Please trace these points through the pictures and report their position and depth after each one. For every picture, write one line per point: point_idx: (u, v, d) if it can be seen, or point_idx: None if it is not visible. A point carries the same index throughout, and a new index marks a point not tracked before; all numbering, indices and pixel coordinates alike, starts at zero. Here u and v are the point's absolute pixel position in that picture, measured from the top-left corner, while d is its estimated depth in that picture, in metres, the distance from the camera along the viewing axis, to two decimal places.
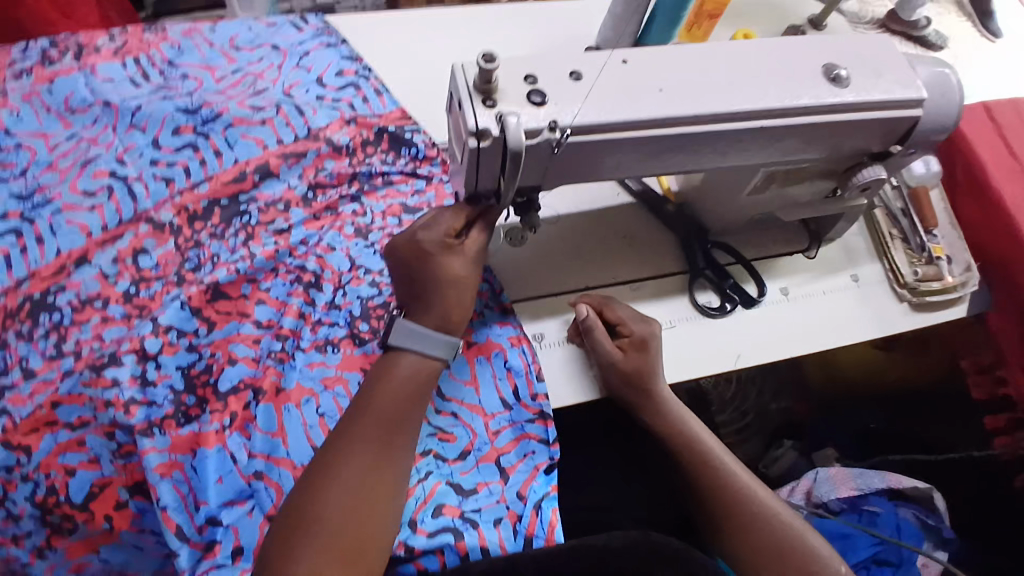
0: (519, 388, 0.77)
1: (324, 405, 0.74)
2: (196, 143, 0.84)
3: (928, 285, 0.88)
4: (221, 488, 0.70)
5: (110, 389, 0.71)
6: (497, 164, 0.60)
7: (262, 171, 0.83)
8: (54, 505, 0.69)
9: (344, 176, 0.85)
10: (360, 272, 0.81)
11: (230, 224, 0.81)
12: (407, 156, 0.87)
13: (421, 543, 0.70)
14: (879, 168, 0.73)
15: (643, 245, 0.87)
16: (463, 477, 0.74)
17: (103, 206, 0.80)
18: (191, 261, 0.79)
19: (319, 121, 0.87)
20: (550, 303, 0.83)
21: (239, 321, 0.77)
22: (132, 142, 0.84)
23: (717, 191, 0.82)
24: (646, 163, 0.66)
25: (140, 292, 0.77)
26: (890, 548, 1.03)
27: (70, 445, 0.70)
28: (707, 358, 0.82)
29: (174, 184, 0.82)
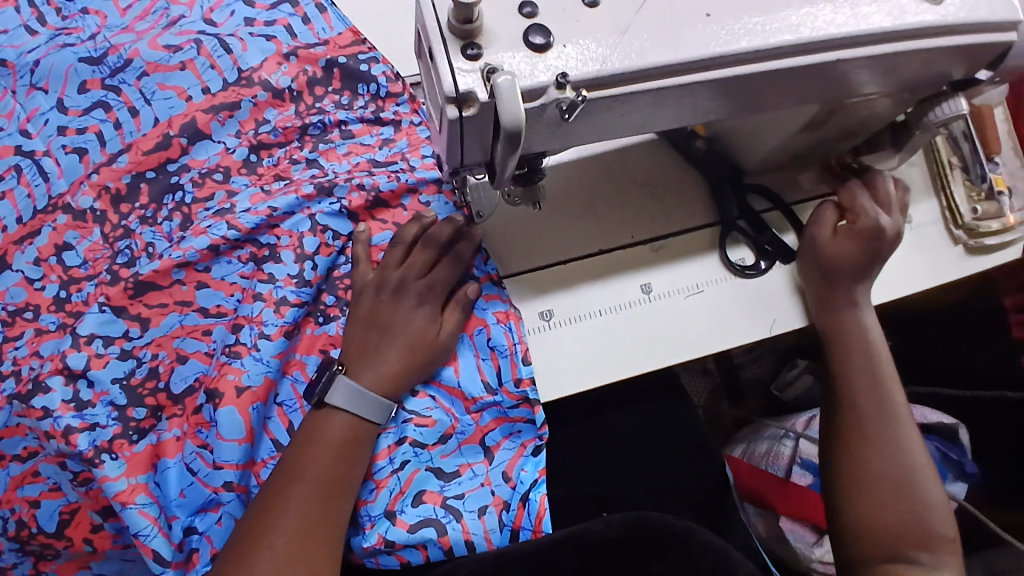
0: (503, 370, 0.67)
1: (284, 394, 0.64)
2: (107, 101, 0.67)
3: (988, 226, 0.77)
4: (187, 501, 0.61)
5: (45, 420, 0.59)
6: (489, 137, 0.46)
7: (190, 131, 0.67)
8: (29, 537, 0.63)
9: (292, 132, 0.69)
10: (327, 237, 0.67)
11: (162, 203, 0.66)
12: (366, 95, 0.70)
13: (401, 537, 0.63)
14: (961, 101, 0.59)
15: (668, 191, 0.74)
16: (444, 461, 0.66)
17: (14, 191, 0.65)
18: (124, 254, 0.65)
19: (252, 59, 0.68)
20: (558, 274, 0.70)
21: (180, 312, 0.64)
22: (36, 108, 0.66)
23: (758, 133, 0.68)
24: (680, 116, 0.52)
25: (72, 296, 0.64)
26: None
27: (26, 478, 0.62)
28: (741, 324, 0.72)
29: (88, 157, 0.66)
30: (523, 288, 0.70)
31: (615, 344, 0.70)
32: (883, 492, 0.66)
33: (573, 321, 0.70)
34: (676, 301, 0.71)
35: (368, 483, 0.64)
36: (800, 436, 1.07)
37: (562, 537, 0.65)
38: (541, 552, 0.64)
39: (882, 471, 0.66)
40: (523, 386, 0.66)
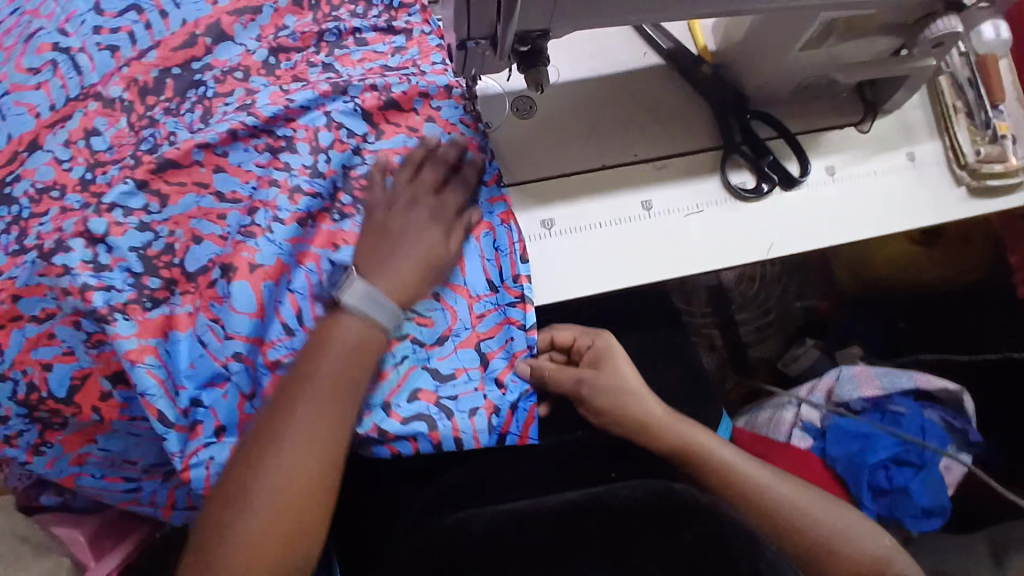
0: (504, 269, 0.70)
1: (297, 280, 0.67)
2: (141, 5, 0.72)
3: (990, 168, 0.76)
4: (196, 373, 0.64)
5: (64, 276, 0.63)
6: (492, 6, 0.50)
7: (214, 33, 0.71)
8: (38, 402, 0.65)
9: (310, 37, 0.73)
10: (342, 134, 0.71)
11: (185, 97, 0.70)
12: (380, 6, 0.76)
13: (394, 428, 0.65)
14: (956, 19, 0.61)
15: (673, 115, 0.76)
16: (440, 362, 0.68)
17: (49, 83, 0.70)
18: (147, 141, 0.68)
19: None
20: (564, 185, 0.73)
21: (198, 193, 0.67)
22: (74, 10, 0.71)
23: (758, 49, 0.70)
24: (679, 3, 0.55)
25: (96, 178, 0.67)
26: (914, 449, 0.99)
27: (41, 339, 0.64)
28: (736, 246, 0.73)
29: (119, 53, 0.70)
30: (527, 196, 0.73)
31: (616, 249, 0.72)
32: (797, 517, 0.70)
33: (573, 231, 0.72)
34: (674, 220, 0.73)
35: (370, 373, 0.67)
36: (800, 400, 1.10)
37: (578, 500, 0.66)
38: (560, 519, 0.65)
39: (783, 514, 0.70)
40: (522, 282, 0.69)
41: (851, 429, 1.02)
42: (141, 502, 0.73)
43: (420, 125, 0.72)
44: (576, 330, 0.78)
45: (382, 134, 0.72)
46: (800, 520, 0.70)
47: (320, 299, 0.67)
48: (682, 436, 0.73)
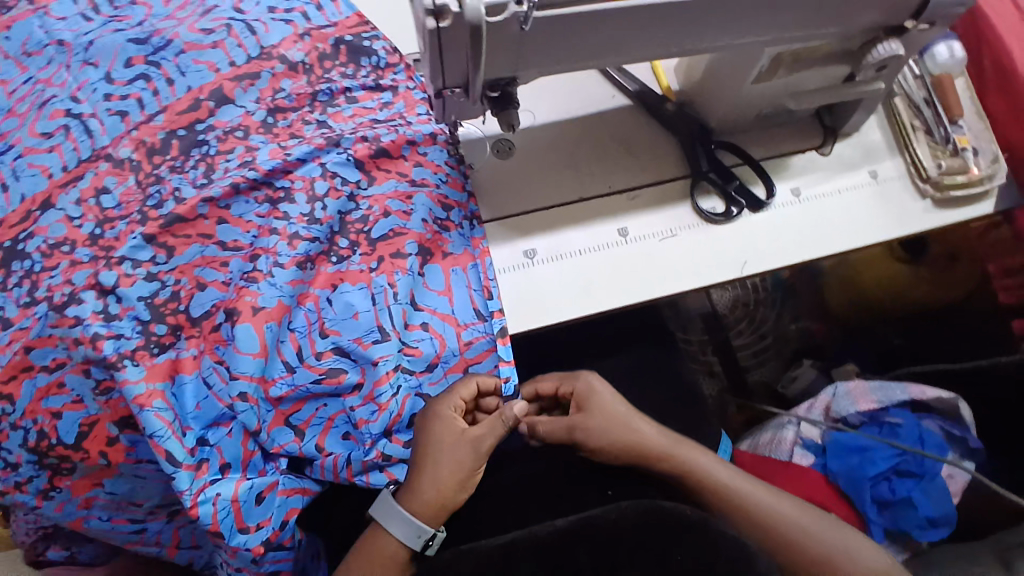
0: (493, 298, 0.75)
1: (298, 321, 0.71)
2: (148, 73, 0.78)
3: (953, 179, 0.81)
4: (202, 414, 0.68)
5: (76, 326, 0.66)
6: (464, 58, 0.56)
7: (217, 97, 0.78)
8: (48, 449, 0.68)
9: (304, 98, 0.80)
10: (336, 182, 0.76)
11: (189, 155, 0.76)
12: (368, 67, 0.83)
13: (397, 452, 0.71)
14: (896, 43, 0.66)
15: (642, 149, 0.82)
16: (432, 387, 0.73)
17: (61, 146, 0.76)
18: (154, 197, 0.74)
19: (272, 38, 0.81)
20: (545, 217, 0.79)
21: (202, 244, 0.72)
22: (85, 79, 0.78)
23: (717, 82, 0.75)
24: (630, 46, 0.60)
25: (106, 233, 0.72)
26: (914, 459, 1.00)
27: (51, 389, 0.67)
28: (710, 266, 0.77)
29: (129, 118, 0.77)
30: (510, 230, 0.78)
31: (596, 276, 0.77)
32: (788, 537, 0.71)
33: (555, 260, 0.77)
34: (651, 245, 0.78)
35: (370, 405, 0.70)
36: (800, 420, 1.11)
37: (570, 527, 0.62)
38: (552, 544, 0.61)
39: (783, 533, 0.70)
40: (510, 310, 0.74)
41: (847, 442, 1.03)
42: (147, 542, 0.77)
43: (409, 170, 0.78)
44: (556, 378, 0.79)
45: (374, 180, 0.77)
46: (801, 539, 0.70)
47: (321, 336, 0.70)
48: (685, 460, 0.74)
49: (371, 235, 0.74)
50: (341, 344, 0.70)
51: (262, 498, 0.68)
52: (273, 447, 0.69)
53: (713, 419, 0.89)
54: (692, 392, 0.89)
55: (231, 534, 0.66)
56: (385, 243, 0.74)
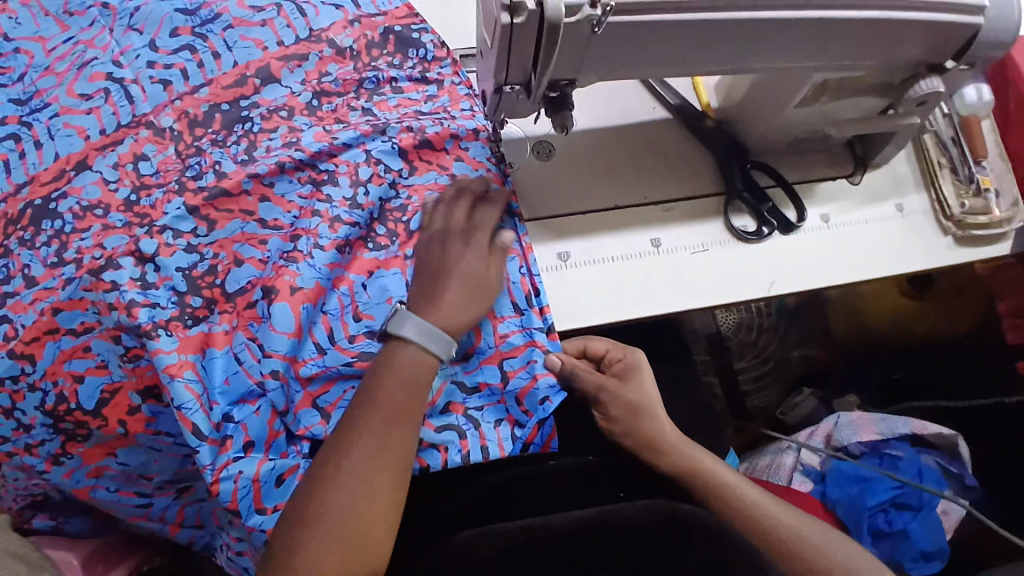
0: (531, 293, 0.74)
1: (331, 303, 0.71)
2: (194, 45, 0.78)
3: (975, 218, 0.83)
4: (229, 389, 0.67)
5: (111, 292, 0.66)
6: (531, 55, 0.56)
7: (263, 75, 0.78)
8: (65, 413, 0.67)
9: (351, 84, 0.80)
10: (379, 169, 0.76)
11: (231, 130, 0.76)
12: (415, 59, 0.83)
13: (428, 436, 0.70)
14: (937, 81, 0.68)
15: (680, 163, 0.83)
16: (467, 376, 0.72)
17: (100, 109, 0.75)
18: (193, 169, 0.74)
19: (322, 22, 0.81)
20: (580, 221, 0.80)
21: (243, 220, 0.72)
22: (129, 45, 0.78)
23: (761, 104, 0.77)
24: (687, 58, 0.61)
25: (141, 200, 0.72)
26: (914, 492, 1.01)
27: (75, 352, 0.66)
28: (739, 284, 0.78)
29: (171, 87, 0.77)
30: (546, 231, 0.79)
31: (628, 284, 0.77)
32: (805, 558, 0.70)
33: (587, 265, 0.78)
34: (683, 258, 0.79)
35: None
36: (800, 446, 1.12)
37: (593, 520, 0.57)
38: (569, 535, 0.57)
39: (792, 547, 0.69)
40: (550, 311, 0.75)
41: (849, 471, 1.04)
42: (151, 517, 0.77)
43: (450, 164, 0.78)
44: (610, 342, 0.78)
45: (415, 170, 0.77)
46: (814, 556, 0.68)
47: (354, 320, 0.71)
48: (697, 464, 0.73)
49: (410, 226, 0.75)
50: (375, 329, 0.70)
51: (282, 480, 0.66)
52: (298, 428, 0.68)
53: (724, 437, 0.90)
54: (707, 409, 0.90)
55: (249, 514, 0.65)
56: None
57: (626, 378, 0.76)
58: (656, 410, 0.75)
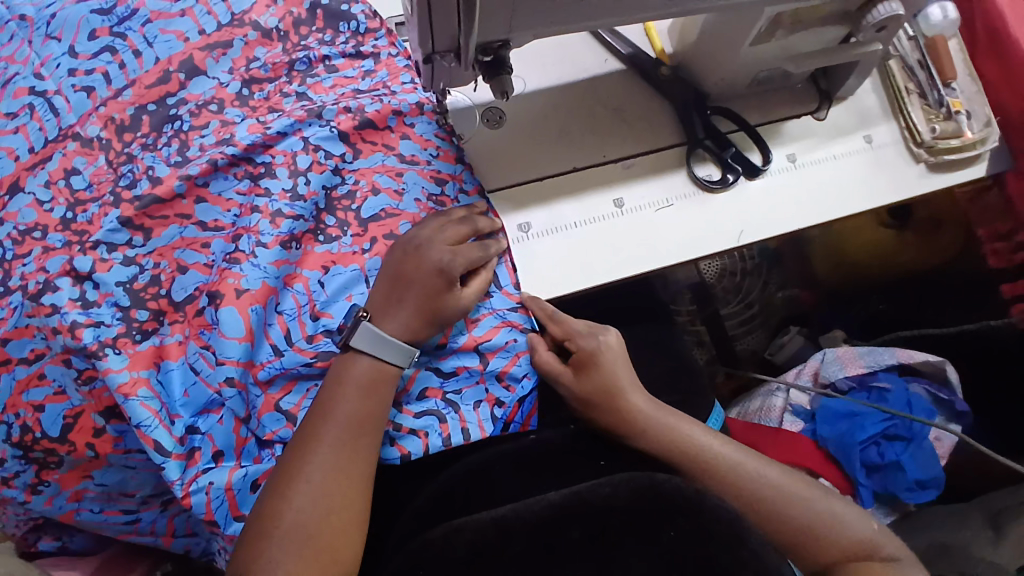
0: (500, 277, 0.74)
1: (285, 303, 0.68)
2: (114, 46, 0.74)
3: (947, 143, 0.80)
4: (190, 401, 0.65)
5: (53, 315, 0.64)
6: (455, 20, 0.53)
7: (187, 68, 0.74)
8: (33, 442, 0.65)
9: (281, 67, 0.76)
10: (320, 156, 0.73)
11: (162, 132, 0.73)
12: (347, 32, 0.79)
13: (408, 422, 0.70)
14: (896, 3, 0.64)
15: (635, 116, 0.79)
16: (442, 361, 0.71)
17: (27, 126, 0.71)
18: (126, 177, 0.70)
19: (243, 4, 0.76)
20: (539, 189, 0.77)
21: (180, 224, 0.69)
22: (48, 54, 0.73)
23: (716, 45, 0.73)
24: (623, 9, 0.58)
25: (78, 216, 0.69)
26: (902, 424, 1.02)
27: (31, 381, 0.65)
28: (705, 238, 0.76)
29: (95, 93, 0.73)
30: (506, 204, 0.76)
31: (594, 250, 0.75)
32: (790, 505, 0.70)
33: (550, 234, 0.75)
34: (647, 216, 0.76)
35: None
36: (788, 387, 1.12)
37: (565, 501, 0.56)
38: (545, 520, 0.55)
39: (773, 501, 0.70)
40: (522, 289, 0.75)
41: (838, 408, 1.04)
42: (140, 532, 0.74)
43: (396, 143, 0.75)
44: (581, 327, 0.75)
45: (360, 153, 0.74)
46: (790, 505, 0.70)
47: (311, 319, 0.69)
48: (674, 431, 0.73)
49: (360, 214, 0.72)
50: (333, 327, 0.69)
51: (257, 485, 0.66)
52: (266, 433, 0.67)
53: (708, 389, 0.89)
54: (689, 363, 0.89)
55: (227, 523, 0.65)
56: (376, 223, 0.72)
57: (591, 365, 0.74)
58: (626, 383, 0.74)
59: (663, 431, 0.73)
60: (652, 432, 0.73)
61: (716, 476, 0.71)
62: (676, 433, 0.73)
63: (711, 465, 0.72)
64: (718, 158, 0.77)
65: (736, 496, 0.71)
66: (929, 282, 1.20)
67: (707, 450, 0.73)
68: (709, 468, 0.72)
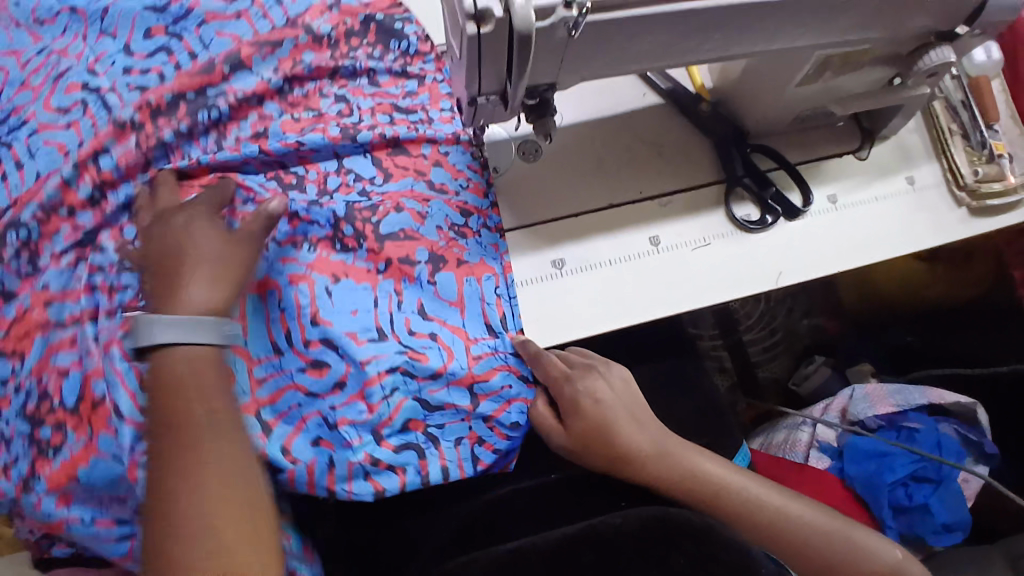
0: (507, 316, 0.71)
1: (286, 300, 0.65)
2: (170, 46, 0.73)
3: (989, 187, 0.78)
4: None
5: (96, 275, 0.66)
6: (503, 65, 0.52)
7: (233, 60, 0.72)
8: (47, 413, 0.62)
9: (324, 70, 0.75)
10: (349, 178, 0.72)
11: (195, 120, 0.71)
12: (396, 51, 0.78)
13: (386, 456, 0.65)
14: (948, 50, 0.62)
15: (674, 151, 0.78)
16: (431, 394, 0.66)
17: (80, 122, 0.70)
18: (159, 157, 0.70)
19: (297, 8, 0.76)
20: (571, 225, 0.75)
21: (204, 194, 0.69)
22: (104, 50, 0.73)
23: (760, 84, 0.71)
24: (671, 53, 0.56)
25: (106, 196, 0.69)
26: (931, 466, 1.00)
27: (60, 345, 0.64)
28: (741, 279, 0.74)
29: (149, 91, 0.71)
30: (537, 239, 0.75)
31: (626, 288, 0.73)
32: (818, 549, 0.68)
33: (584, 270, 0.74)
34: (683, 255, 0.75)
35: (358, 406, 0.64)
36: (815, 421, 1.10)
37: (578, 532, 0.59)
38: (558, 549, 0.58)
39: (801, 540, 0.68)
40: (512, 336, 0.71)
41: (866, 447, 1.02)
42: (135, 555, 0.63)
43: (428, 169, 0.74)
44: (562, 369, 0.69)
45: (390, 176, 0.73)
46: (818, 543, 0.68)
47: (310, 323, 0.64)
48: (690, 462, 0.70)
49: (379, 229, 0.69)
50: (331, 336, 0.64)
51: None
52: None
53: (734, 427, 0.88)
54: (716, 401, 0.87)
55: None
56: (393, 242, 0.69)
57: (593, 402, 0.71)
58: (630, 421, 0.71)
59: (675, 471, 0.70)
60: (664, 467, 0.70)
61: (733, 515, 0.69)
62: (690, 475, 0.70)
63: (726, 503, 0.69)
64: (755, 199, 0.76)
65: (753, 529, 0.69)
66: (959, 319, 1.17)
67: (723, 485, 0.70)
68: (726, 503, 0.69)
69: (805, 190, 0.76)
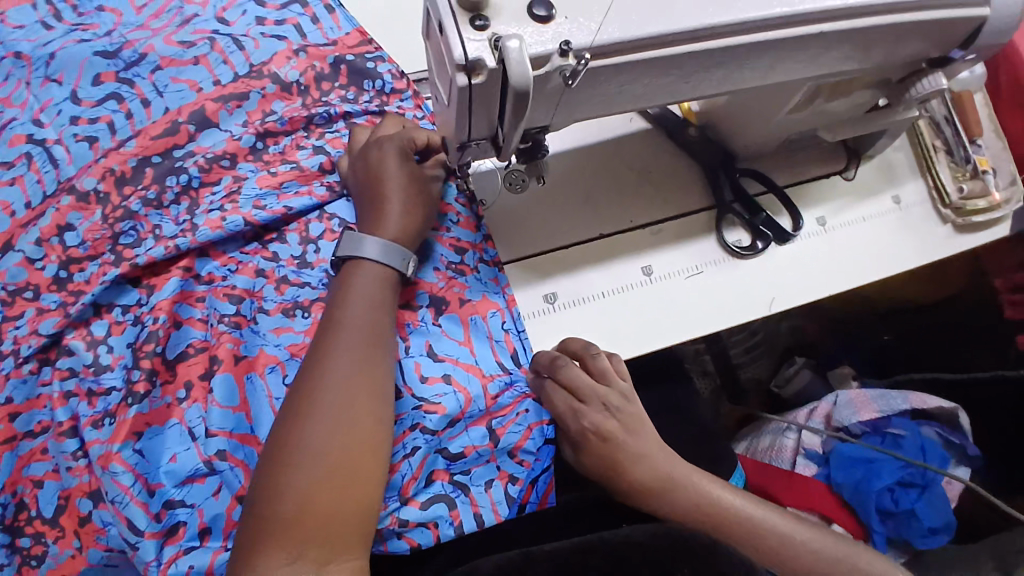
0: (518, 352, 0.70)
1: (291, 375, 0.64)
2: (120, 93, 0.69)
3: (975, 204, 0.78)
4: (175, 469, 0.59)
5: (70, 379, 0.63)
6: (495, 110, 0.50)
7: (198, 119, 0.69)
8: (26, 522, 0.61)
9: (298, 121, 0.71)
10: (332, 224, 0.70)
11: (165, 186, 0.68)
12: (371, 91, 0.74)
13: (414, 515, 0.63)
14: (941, 76, 0.61)
15: (662, 177, 0.77)
16: (450, 442, 0.65)
17: (23, 177, 0.67)
18: (128, 234, 0.66)
19: (262, 55, 0.72)
20: (563, 257, 0.74)
21: (182, 277, 0.65)
22: (49, 98, 0.68)
23: (748, 112, 0.70)
24: (664, 92, 0.55)
25: (73, 276, 0.65)
26: (916, 471, 1.01)
27: (33, 455, 0.62)
28: (739, 304, 0.74)
29: (98, 144, 0.68)
30: (529, 273, 0.73)
31: (620, 321, 0.72)
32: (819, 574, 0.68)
33: (578, 304, 0.73)
34: (677, 284, 0.74)
35: None
36: (800, 428, 1.11)
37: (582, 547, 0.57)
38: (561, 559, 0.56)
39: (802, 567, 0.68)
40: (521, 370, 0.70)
41: (852, 454, 1.03)
42: None
43: None
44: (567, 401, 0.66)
45: None
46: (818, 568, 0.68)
47: None
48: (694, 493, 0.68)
49: None
50: None
51: None
52: None
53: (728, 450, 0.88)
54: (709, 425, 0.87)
55: None
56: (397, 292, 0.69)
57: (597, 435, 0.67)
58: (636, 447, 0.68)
59: (676, 500, 0.68)
60: (670, 498, 0.68)
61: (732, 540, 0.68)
62: (692, 503, 0.68)
63: (728, 527, 0.68)
64: (746, 225, 0.75)
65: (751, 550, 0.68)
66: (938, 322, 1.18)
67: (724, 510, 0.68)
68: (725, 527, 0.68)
69: (796, 217, 0.76)
